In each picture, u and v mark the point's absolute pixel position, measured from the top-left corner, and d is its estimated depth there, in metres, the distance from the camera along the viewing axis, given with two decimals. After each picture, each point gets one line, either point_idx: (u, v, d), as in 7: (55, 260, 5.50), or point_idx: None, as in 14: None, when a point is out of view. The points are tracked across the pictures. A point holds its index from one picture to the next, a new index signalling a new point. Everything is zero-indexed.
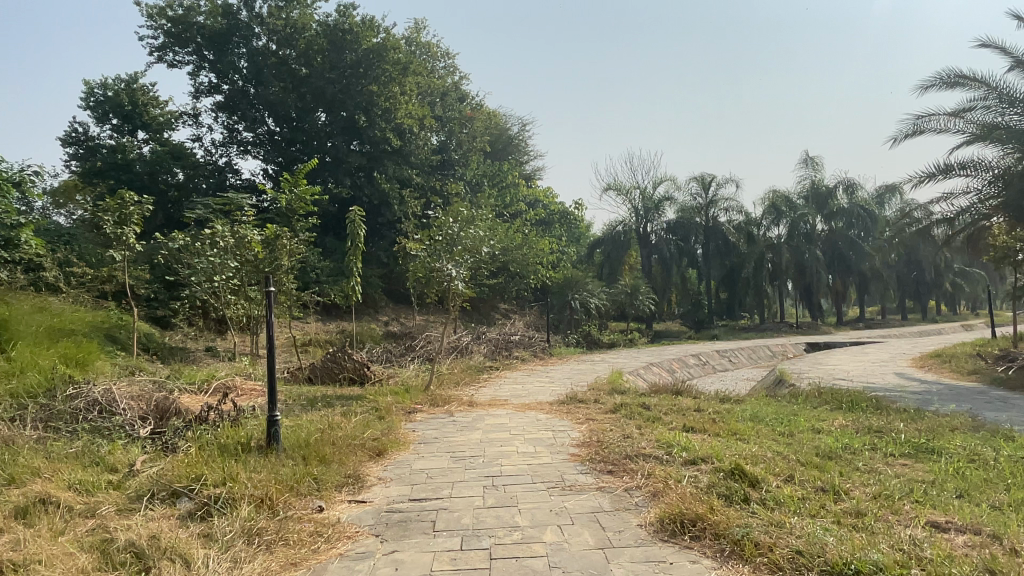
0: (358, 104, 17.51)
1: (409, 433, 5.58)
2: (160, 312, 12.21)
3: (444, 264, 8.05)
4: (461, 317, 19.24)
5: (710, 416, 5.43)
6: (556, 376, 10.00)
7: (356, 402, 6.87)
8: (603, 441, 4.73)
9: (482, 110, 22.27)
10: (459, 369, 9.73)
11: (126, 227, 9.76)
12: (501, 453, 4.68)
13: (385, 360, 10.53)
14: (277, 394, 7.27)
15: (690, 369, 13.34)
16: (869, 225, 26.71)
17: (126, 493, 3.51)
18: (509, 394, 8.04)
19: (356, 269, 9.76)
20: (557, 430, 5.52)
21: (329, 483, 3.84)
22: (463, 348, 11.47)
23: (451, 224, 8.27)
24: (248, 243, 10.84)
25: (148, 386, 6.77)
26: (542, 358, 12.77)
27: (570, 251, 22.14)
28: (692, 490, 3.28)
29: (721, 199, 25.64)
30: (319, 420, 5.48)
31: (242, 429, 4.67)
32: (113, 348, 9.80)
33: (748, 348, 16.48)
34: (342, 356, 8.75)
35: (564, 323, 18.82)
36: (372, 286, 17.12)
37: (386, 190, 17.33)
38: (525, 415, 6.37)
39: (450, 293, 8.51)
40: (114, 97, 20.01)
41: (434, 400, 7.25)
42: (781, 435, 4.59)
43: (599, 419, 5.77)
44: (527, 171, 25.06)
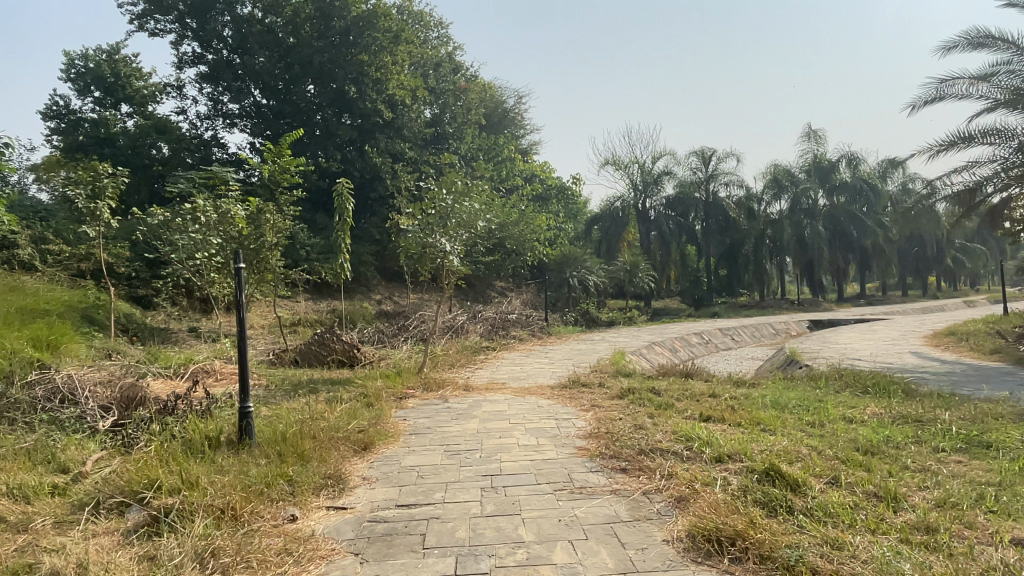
0: (347, 75, 16.87)
1: (399, 422, 5.11)
2: (142, 292, 11.66)
3: (438, 238, 7.55)
4: (456, 295, 18.77)
5: (729, 403, 4.98)
6: (556, 357, 9.56)
7: (343, 388, 6.41)
8: (614, 433, 4.27)
9: (476, 82, 21.59)
10: (454, 351, 9.27)
11: (100, 200, 9.22)
12: (501, 447, 4.22)
13: (377, 341, 10.07)
14: (259, 380, 6.79)
15: (693, 348, 12.94)
16: (873, 199, 26.22)
17: (67, 501, 3.02)
18: (507, 377, 7.59)
19: (345, 245, 9.25)
20: (560, 419, 5.06)
21: (307, 486, 3.38)
22: (458, 328, 11.01)
23: (444, 196, 7.75)
24: (232, 218, 10.35)
25: (119, 371, 6.28)
26: (540, 338, 12.32)
27: (568, 228, 21.62)
28: (723, 496, 2.83)
29: (722, 174, 25.19)
30: (301, 409, 5.01)
31: (212, 421, 4.20)
32: (89, 329, 9.28)
33: (751, 326, 16.07)
34: (330, 338, 8.28)
35: (562, 302, 18.34)
36: (365, 264, 16.63)
37: (378, 164, 16.77)
38: (525, 401, 5.92)
39: (443, 269, 8.02)
40: (95, 69, 19.30)
41: (428, 384, 6.78)
42: (810, 426, 4.15)
43: (606, 406, 5.31)
44: (524, 146, 24.44)
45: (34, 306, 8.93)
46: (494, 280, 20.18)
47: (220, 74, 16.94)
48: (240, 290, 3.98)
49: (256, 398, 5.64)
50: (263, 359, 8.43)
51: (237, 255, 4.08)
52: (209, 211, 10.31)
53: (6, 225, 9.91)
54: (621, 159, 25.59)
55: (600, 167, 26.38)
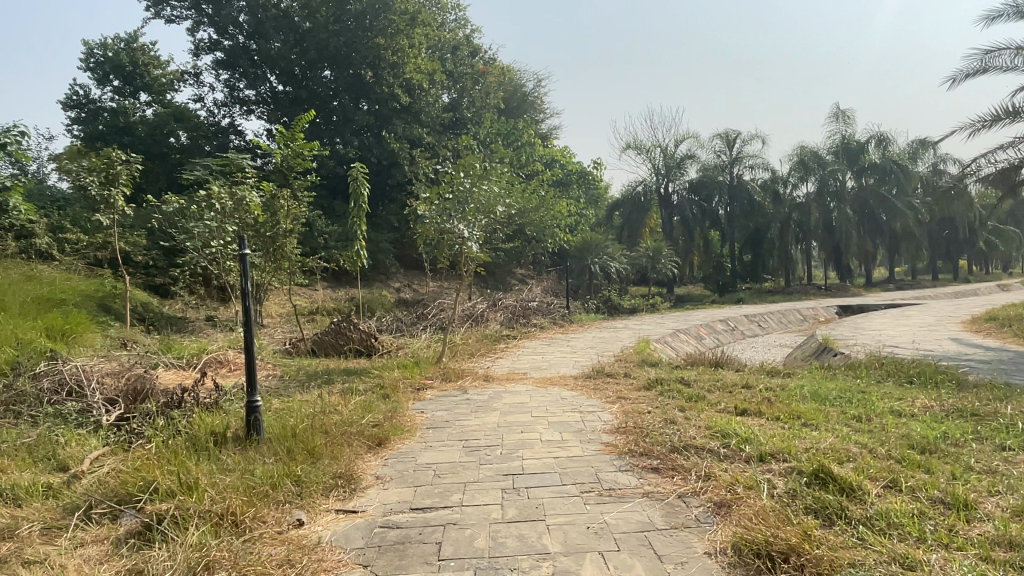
0: (363, 58, 16.62)
1: (415, 415, 4.89)
2: (159, 280, 11.57)
3: (456, 223, 7.28)
4: (476, 283, 18.53)
5: (766, 395, 4.68)
6: (578, 345, 9.28)
7: (359, 378, 6.20)
8: (644, 428, 4.00)
9: (495, 65, 21.20)
10: (474, 339, 9.05)
11: (114, 188, 9.09)
12: (523, 443, 3.97)
13: (395, 330, 9.88)
14: (274, 370, 6.60)
15: (719, 336, 12.60)
16: (903, 181, 25.31)
17: (57, 505, 2.81)
18: (529, 367, 7.34)
19: (361, 231, 9.03)
20: (585, 411, 4.79)
21: (316, 486, 3.17)
22: (478, 316, 10.77)
23: (461, 179, 7.48)
24: (247, 205, 10.21)
25: (130, 362, 6.12)
26: (562, 326, 12.04)
27: (590, 214, 21.26)
28: (770, 502, 2.56)
29: (747, 156, 24.68)
30: (314, 402, 4.81)
31: (218, 417, 4.00)
32: (106, 319, 9.17)
33: (778, 313, 15.66)
34: (346, 326, 8.09)
35: (585, 289, 17.89)
36: (383, 252, 16.45)
37: (395, 150, 16.55)
38: (548, 392, 5.66)
39: (462, 255, 7.76)
40: (113, 58, 19.23)
41: (447, 374, 6.55)
42: (857, 421, 3.85)
43: (633, 397, 5.05)
44: (543, 130, 24.07)
45: (51, 295, 8.83)
46: (515, 267, 19.93)
47: (237, 61, 16.78)
48: (244, 275, 3.78)
49: (269, 390, 5.46)
50: (279, 348, 8.27)
51: (241, 237, 3.87)
52: (224, 198, 10.17)
53: (23, 214, 9.82)
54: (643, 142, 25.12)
55: (621, 151, 25.94)
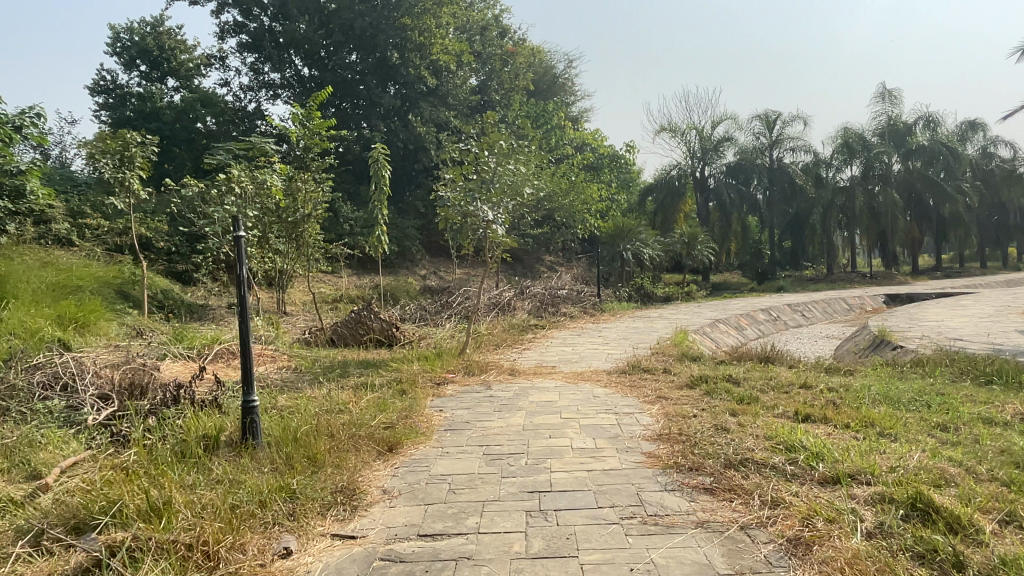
0: (389, 38, 16.20)
1: (433, 415, 4.43)
2: (181, 267, 11.32)
3: (481, 205, 6.79)
4: (504, 270, 18.11)
5: (828, 398, 4.14)
6: (611, 336, 8.77)
7: (376, 372, 5.79)
8: (694, 436, 3.49)
9: (525, 46, 20.56)
10: (500, 330, 8.59)
11: (129, 169, 8.81)
12: (553, 451, 3.49)
13: (419, 319, 9.47)
14: (288, 360, 6.22)
15: (759, 326, 11.97)
16: (952, 163, 24.12)
17: (11, 525, 2.44)
18: (558, 360, 6.85)
19: (382, 215, 8.59)
20: (621, 413, 4.30)
21: (313, 503, 2.73)
22: (505, 304, 10.31)
23: (488, 157, 6.95)
24: (268, 189, 9.88)
25: (138, 352, 5.77)
26: (593, 315, 11.51)
27: (621, 199, 20.61)
28: (861, 545, 2.05)
29: (787, 139, 24.21)
30: (325, 398, 4.40)
31: (214, 416, 3.60)
32: (123, 306, 8.92)
33: (821, 302, 14.92)
34: (367, 316, 7.69)
35: (616, 277, 17.19)
36: (410, 238, 16.08)
37: (422, 133, 16.16)
38: (580, 389, 5.18)
39: (488, 240, 7.29)
40: (140, 42, 19.08)
41: (470, 368, 6.10)
42: (944, 431, 3.29)
43: (674, 397, 4.54)
44: (575, 113, 23.41)
45: (68, 280, 8.60)
46: (544, 254, 19.48)
47: (261, 43, 16.45)
48: (242, 256, 3.36)
49: (279, 383, 5.06)
50: (297, 338, 7.91)
51: (237, 213, 3.42)
52: (245, 181, 9.85)
53: (42, 199, 9.59)
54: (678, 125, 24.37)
55: (655, 134, 25.22)
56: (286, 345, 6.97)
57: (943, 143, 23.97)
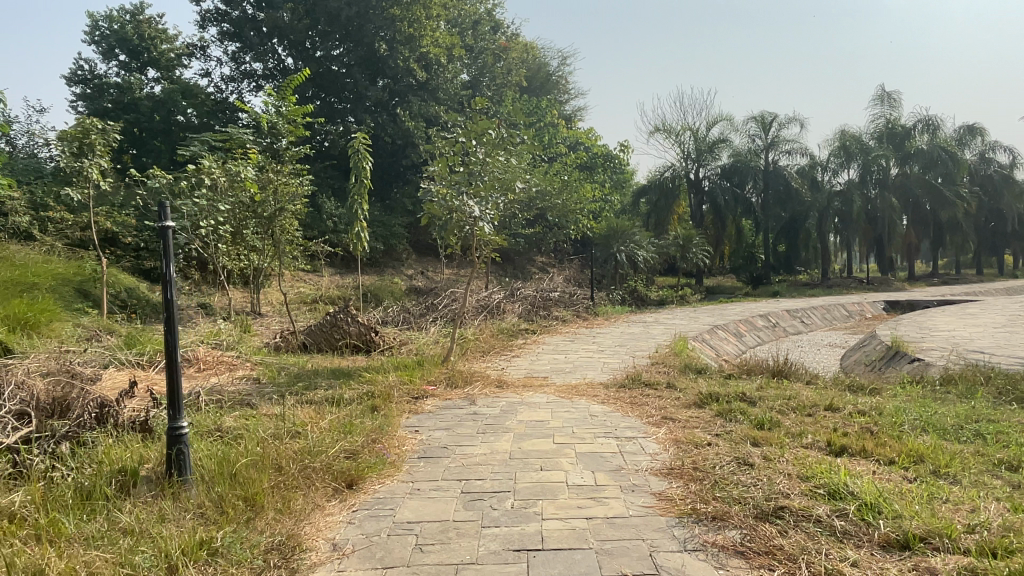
0: (376, 29, 15.63)
1: (406, 439, 3.84)
2: (150, 264, 10.64)
3: (467, 200, 6.19)
4: (494, 271, 17.60)
5: (862, 423, 3.59)
6: (606, 343, 8.21)
7: (347, 383, 5.18)
8: (714, 473, 2.93)
9: (518, 41, 19.95)
10: (488, 335, 8.02)
11: (89, 158, 8.22)
12: (546, 489, 2.90)
13: (401, 322, 8.88)
14: (251, 369, 5.59)
15: (759, 333, 11.46)
16: (950, 167, 23.66)
17: None
18: (551, 370, 6.27)
19: (362, 211, 7.96)
20: (623, 438, 3.72)
21: (241, 566, 2.17)
22: (494, 307, 9.74)
23: (476, 148, 6.32)
24: (242, 182, 9.28)
25: (80, 360, 5.13)
26: (587, 319, 10.97)
27: (615, 200, 20.07)
28: None
29: (783, 141, 23.86)
30: (282, 418, 3.80)
31: (137, 446, 3.02)
32: (81, 305, 8.26)
33: (821, 308, 14.46)
34: (343, 319, 7.09)
35: (609, 279, 16.66)
36: (397, 236, 15.51)
37: (410, 128, 15.60)
38: (576, 406, 4.60)
39: (475, 238, 6.70)
40: (119, 30, 18.40)
41: (453, 380, 5.51)
42: (1016, 476, 2.77)
43: (684, 419, 3.97)
44: (568, 112, 22.86)
45: (21, 275, 7.94)
46: (536, 255, 19.02)
47: (243, 31, 15.80)
48: (167, 257, 2.80)
49: (233, 399, 4.44)
50: (267, 342, 7.29)
51: (162, 201, 2.85)
52: (217, 173, 9.24)
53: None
54: (673, 126, 23.88)
55: (649, 135, 24.71)
56: (251, 351, 6.35)
57: (941, 147, 23.47)
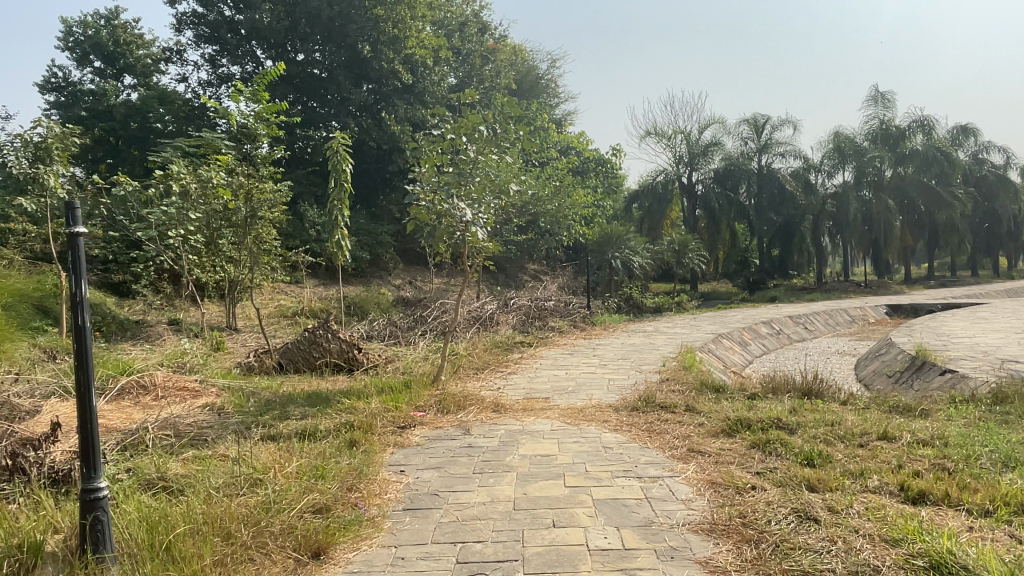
0: (360, 30, 15.09)
1: (390, 483, 3.25)
2: (118, 278, 9.93)
3: (457, 203, 5.61)
4: (486, 279, 17.10)
5: (930, 459, 3.06)
6: (608, 356, 7.65)
7: (324, 411, 4.57)
8: (770, 533, 2.37)
9: (506, 43, 19.40)
10: (481, 349, 7.42)
11: (44, 165, 7.54)
12: (564, 558, 2.31)
13: (388, 337, 8.26)
14: (216, 397, 4.94)
15: (764, 341, 10.94)
16: (946, 168, 23.23)
17: None
18: (552, 389, 5.68)
19: (343, 216, 7.37)
20: (647, 478, 3.14)
21: None
22: (487, 319, 9.17)
23: (466, 145, 5.72)
24: (214, 189, 8.64)
25: (16, 392, 4.48)
26: (584, 329, 10.39)
27: (608, 205, 19.58)
28: None
29: (777, 143, 23.49)
30: (241, 463, 3.20)
31: (46, 514, 2.41)
32: (38, 324, 7.58)
33: (824, 313, 14.01)
34: (322, 335, 6.49)
35: (604, 287, 16.11)
36: (383, 245, 14.91)
37: (396, 133, 15.06)
38: (585, 436, 4.00)
39: (467, 245, 6.12)
40: (94, 36, 17.72)
41: (444, 404, 4.89)
42: None
43: (715, 454, 3.40)
44: (558, 115, 22.36)
45: None
46: (527, 262, 18.48)
47: (220, 34, 15.20)
48: (76, 276, 2.19)
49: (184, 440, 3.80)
50: (240, 362, 6.63)
51: (67, 203, 2.21)
52: (186, 179, 8.58)
53: None
54: (665, 130, 23.45)
55: (641, 139, 24.26)
56: (218, 373, 5.69)
57: (937, 148, 23.06)
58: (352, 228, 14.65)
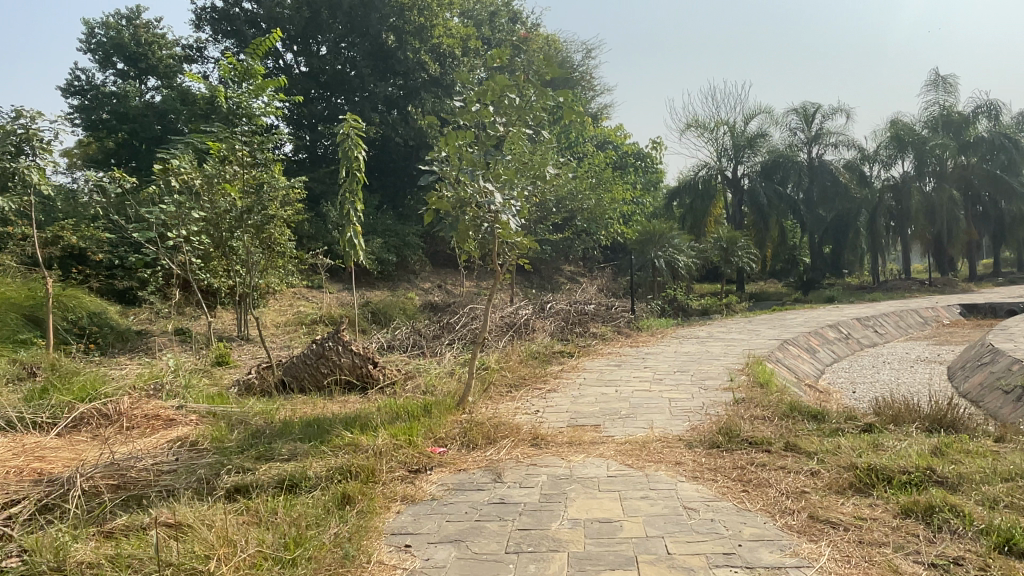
0: (383, 19, 14.40)
1: (387, 567, 2.31)
2: (123, 284, 9.21)
3: (483, 191, 4.62)
4: (519, 282, 16.17)
5: None
6: (662, 368, 6.63)
7: (318, 448, 3.62)
8: None
9: (539, 32, 18.43)
10: (516, 361, 6.45)
11: (28, 158, 6.72)
12: None
13: (410, 347, 7.31)
14: (192, 428, 4.05)
15: (834, 348, 9.75)
16: (1015, 156, 21.50)
17: None
18: (601, 413, 4.67)
19: (354, 210, 6.42)
20: (765, 570, 2.14)
21: None
22: (521, 326, 8.19)
23: (494, 117, 4.70)
24: (221, 184, 7.84)
25: None
26: (629, 336, 9.32)
27: (648, 201, 18.44)
28: None
29: (828, 133, 22.43)
30: (180, 542, 2.28)
31: None
32: (26, 336, 6.84)
33: (893, 314, 12.72)
34: (332, 348, 5.58)
35: (646, 288, 15.01)
36: (411, 247, 14.03)
37: (422, 126, 14.29)
38: (657, 489, 2.97)
39: (497, 241, 5.16)
40: (115, 36, 17.25)
41: (469, 436, 3.90)
42: None
43: (854, 532, 2.37)
44: (594, 109, 21.33)
45: None
46: (563, 263, 17.51)
47: (238, 28, 14.51)
48: None
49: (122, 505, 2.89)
50: (238, 380, 5.74)
51: None
52: (189, 174, 7.73)
53: None
54: (707, 122, 22.13)
55: (681, 132, 23.11)
56: (203, 396, 4.81)
57: (1004, 135, 21.40)
58: (378, 229, 13.84)
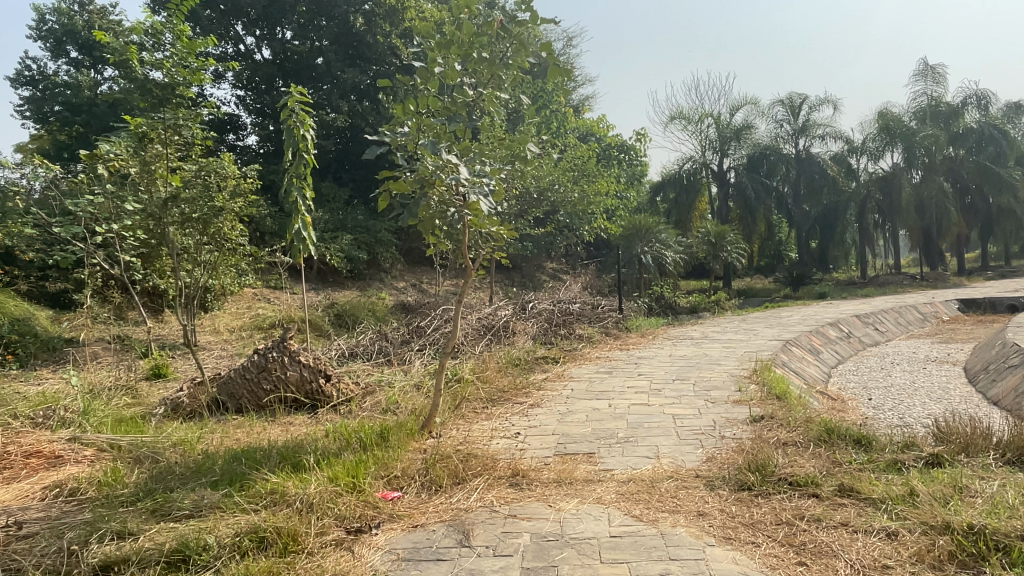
0: None
1: None
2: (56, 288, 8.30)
3: (451, 171, 3.79)
4: (499, 280, 15.38)
5: None
6: (660, 375, 5.87)
7: (233, 497, 2.78)
8: None
9: None
10: (494, 370, 5.64)
11: None
12: None
13: (375, 355, 6.48)
14: (79, 471, 3.19)
15: (837, 347, 9.07)
16: (1003, 147, 21.07)
17: None
18: (596, 436, 3.88)
19: (305, 199, 5.55)
20: None
21: None
22: (500, 329, 7.39)
23: (461, 78, 3.93)
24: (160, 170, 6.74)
25: None
26: (618, 337, 8.56)
27: (632, 195, 17.73)
28: None
29: (815, 125, 21.88)
30: None
31: None
32: None
33: (892, 310, 12.09)
34: (276, 359, 4.74)
35: (631, 286, 14.14)
36: (383, 243, 13.14)
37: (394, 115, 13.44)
38: (679, 559, 2.19)
39: (468, 231, 4.36)
40: (67, 23, 16.18)
41: (431, 476, 3.08)
42: None
43: None
44: (576, 100, 20.58)
45: None
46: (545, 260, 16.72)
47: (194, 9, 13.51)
48: None
49: None
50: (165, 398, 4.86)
51: None
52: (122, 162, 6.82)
53: None
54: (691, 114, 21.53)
55: (665, 124, 22.50)
56: (110, 422, 3.95)
57: (993, 125, 20.97)
58: (348, 224, 13.06)
